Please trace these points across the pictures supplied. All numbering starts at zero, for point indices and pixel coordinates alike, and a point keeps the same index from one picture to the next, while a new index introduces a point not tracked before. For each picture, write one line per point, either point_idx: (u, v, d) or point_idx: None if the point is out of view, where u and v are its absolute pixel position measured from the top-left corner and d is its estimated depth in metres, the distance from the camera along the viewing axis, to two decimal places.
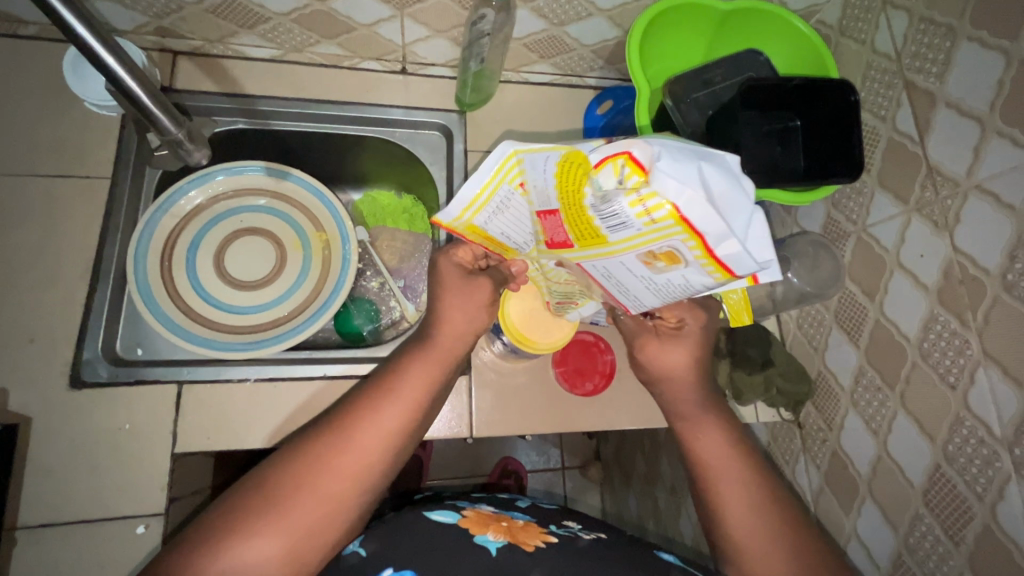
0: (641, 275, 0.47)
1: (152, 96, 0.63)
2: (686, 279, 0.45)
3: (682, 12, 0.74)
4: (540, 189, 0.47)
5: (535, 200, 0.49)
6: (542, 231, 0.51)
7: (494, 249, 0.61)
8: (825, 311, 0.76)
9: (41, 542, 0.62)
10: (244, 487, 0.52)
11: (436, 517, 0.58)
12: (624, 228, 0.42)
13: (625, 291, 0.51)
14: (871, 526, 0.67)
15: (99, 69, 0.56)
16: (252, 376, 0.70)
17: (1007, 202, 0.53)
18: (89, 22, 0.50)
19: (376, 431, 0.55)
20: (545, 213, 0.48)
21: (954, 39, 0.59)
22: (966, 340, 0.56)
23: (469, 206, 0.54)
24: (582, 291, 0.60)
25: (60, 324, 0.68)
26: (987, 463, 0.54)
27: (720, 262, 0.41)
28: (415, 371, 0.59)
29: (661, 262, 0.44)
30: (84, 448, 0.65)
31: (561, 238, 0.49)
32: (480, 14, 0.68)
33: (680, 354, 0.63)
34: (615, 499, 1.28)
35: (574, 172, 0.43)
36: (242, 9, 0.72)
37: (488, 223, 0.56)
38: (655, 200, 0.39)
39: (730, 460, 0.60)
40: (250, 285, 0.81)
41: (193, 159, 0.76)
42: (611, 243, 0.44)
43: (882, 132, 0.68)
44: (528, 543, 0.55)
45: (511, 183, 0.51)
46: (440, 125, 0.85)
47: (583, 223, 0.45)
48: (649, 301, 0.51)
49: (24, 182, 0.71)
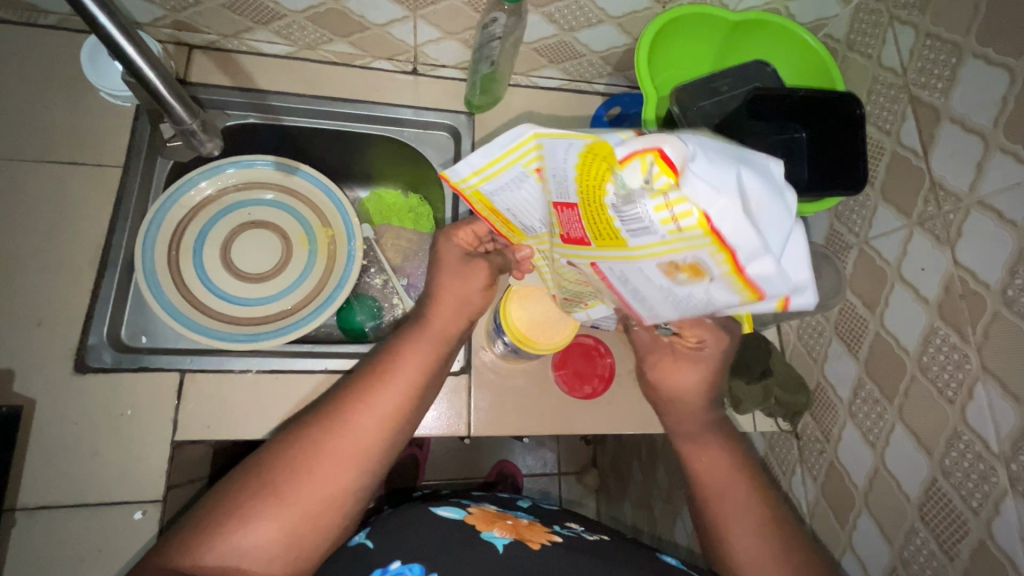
0: (660, 284, 0.46)
1: (169, 87, 0.64)
2: (710, 296, 0.44)
3: (692, 23, 0.75)
4: (559, 178, 0.46)
5: (552, 191, 0.48)
6: (557, 224, 0.51)
7: (499, 231, 0.63)
8: (825, 322, 0.76)
9: (41, 524, 0.62)
10: (244, 473, 0.52)
11: (442, 513, 0.59)
12: (644, 234, 0.42)
13: (641, 298, 0.50)
14: (866, 539, 0.67)
15: (119, 58, 0.57)
16: (254, 367, 0.71)
17: (1009, 217, 0.53)
18: (112, 12, 0.52)
19: (375, 419, 0.56)
20: (563, 206, 0.48)
21: (959, 55, 0.60)
22: (965, 354, 0.56)
23: (480, 174, 0.52)
24: (590, 292, 0.60)
25: (68, 309, 0.69)
26: (984, 478, 0.54)
27: (748, 279, 0.40)
28: (412, 359, 0.60)
29: (684, 274, 0.44)
30: (86, 432, 0.65)
31: (579, 234, 0.49)
32: (492, 18, 0.70)
33: (688, 376, 0.62)
34: (611, 507, 1.28)
35: (592, 167, 0.42)
36: (258, 5, 0.73)
37: (496, 195, 0.55)
38: (687, 208, 0.39)
39: (733, 470, 0.61)
40: (255, 277, 0.82)
41: (205, 149, 0.76)
42: (633, 247, 0.44)
43: (886, 146, 0.69)
44: (533, 542, 0.56)
45: (526, 167, 0.49)
46: (448, 125, 0.86)
47: (602, 224, 0.45)
48: (663, 312, 0.50)
49: (36, 168, 0.72)
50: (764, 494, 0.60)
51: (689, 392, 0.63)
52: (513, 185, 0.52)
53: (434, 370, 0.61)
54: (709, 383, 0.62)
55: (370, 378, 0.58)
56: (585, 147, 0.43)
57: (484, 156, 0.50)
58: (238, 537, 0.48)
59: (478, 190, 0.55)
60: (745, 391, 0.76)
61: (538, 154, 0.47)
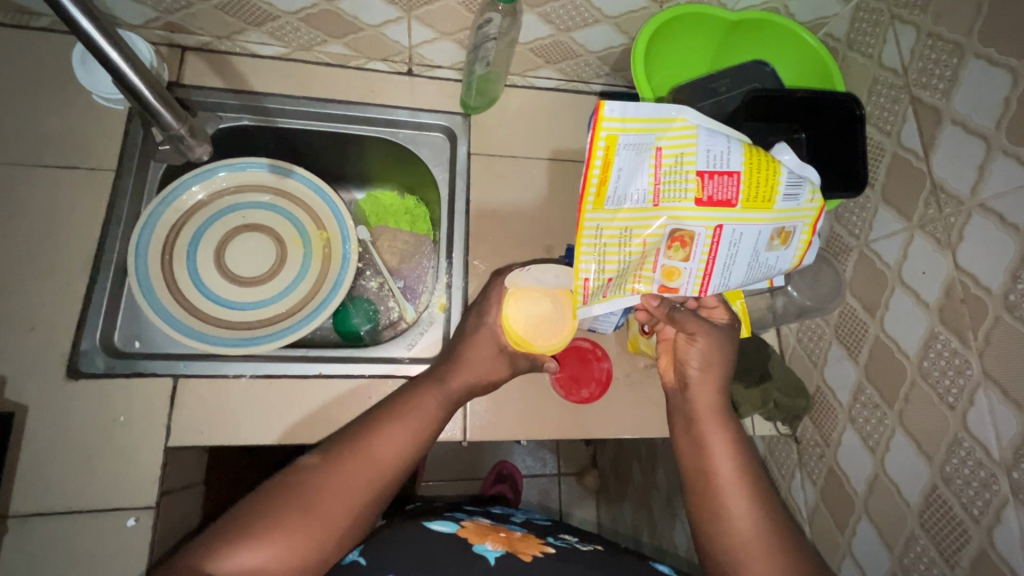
0: (759, 248, 0.60)
1: (153, 90, 0.63)
2: (780, 262, 0.61)
3: (689, 23, 0.74)
4: (720, 154, 0.58)
5: (701, 161, 0.58)
6: (694, 190, 0.58)
7: (578, 195, 0.56)
8: (825, 325, 0.75)
9: (34, 530, 0.62)
10: (256, 496, 0.54)
11: (435, 528, 0.60)
12: (792, 200, 0.59)
13: (728, 265, 0.60)
14: (865, 545, 0.66)
15: (102, 62, 0.56)
16: (247, 372, 0.71)
17: (1011, 221, 0.52)
18: (94, 16, 0.51)
19: (393, 447, 0.58)
20: (717, 175, 0.58)
21: (961, 55, 0.59)
22: (966, 360, 0.56)
23: (634, 118, 0.55)
24: (632, 276, 0.61)
25: (61, 314, 0.68)
26: (985, 485, 0.53)
27: (809, 245, 0.61)
28: (425, 399, 0.62)
29: (780, 239, 0.60)
30: (79, 438, 0.65)
31: (723, 198, 0.58)
32: (487, 18, 0.69)
33: (719, 347, 0.64)
34: (611, 508, 1.27)
35: (758, 153, 0.59)
36: (250, 7, 0.72)
37: (625, 150, 0.56)
38: (815, 193, 0.60)
39: (733, 476, 0.60)
40: (249, 281, 0.81)
41: (194, 154, 0.77)
42: (771, 209, 0.59)
43: (887, 147, 0.68)
44: (525, 551, 0.57)
45: (660, 138, 0.57)
46: (444, 126, 0.85)
47: (763, 190, 0.58)
48: (733, 282, 0.61)
49: (29, 172, 0.72)
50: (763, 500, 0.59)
51: (720, 364, 0.64)
52: (638, 152, 0.57)
53: (450, 409, 0.64)
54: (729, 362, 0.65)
55: (386, 414, 0.60)
56: (742, 144, 0.59)
57: (648, 108, 0.55)
58: (239, 559, 0.48)
59: (615, 139, 0.55)
60: (744, 395, 0.75)
61: (692, 135, 0.57)
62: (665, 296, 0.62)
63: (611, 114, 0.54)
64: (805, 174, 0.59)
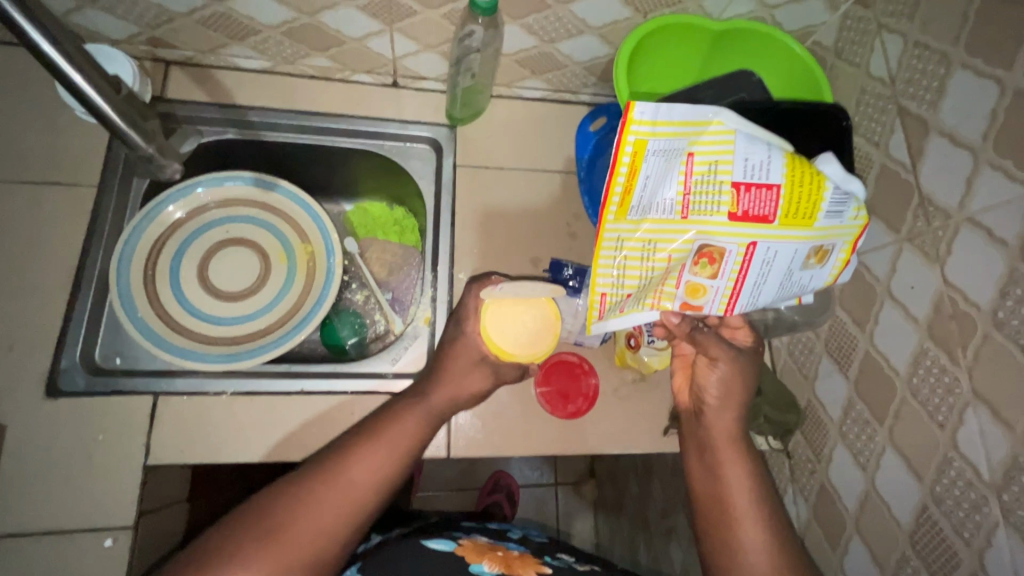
0: (794, 265, 0.58)
1: (123, 114, 0.63)
2: (814, 280, 0.59)
3: (674, 33, 0.73)
4: (762, 165, 0.55)
5: (737, 172, 0.55)
6: (729, 203, 0.55)
7: (602, 202, 0.56)
8: (815, 338, 0.74)
9: (11, 551, 0.61)
10: (249, 509, 0.53)
11: (432, 545, 0.60)
12: (836, 218, 0.57)
13: (761, 283, 0.58)
14: (857, 564, 0.65)
15: (66, 86, 0.57)
16: (228, 390, 0.70)
17: (1000, 236, 0.51)
18: (54, 38, 0.51)
19: (374, 463, 0.57)
20: (759, 187, 0.55)
21: (948, 66, 0.57)
22: (955, 377, 0.54)
23: (666, 121, 0.54)
24: (652, 289, 0.59)
25: (40, 332, 0.68)
26: (975, 507, 0.52)
27: (848, 263, 0.59)
28: (408, 415, 0.61)
29: (815, 259, 0.58)
30: (57, 457, 0.65)
31: (761, 213, 0.55)
32: (468, 31, 0.69)
33: (739, 374, 0.63)
34: (607, 519, 1.25)
35: (802, 167, 0.56)
36: (231, 21, 0.72)
37: (654, 156, 0.55)
38: (860, 210, 0.58)
39: (741, 505, 0.59)
40: (236, 296, 0.81)
41: (167, 172, 0.75)
42: (812, 227, 0.56)
43: (875, 158, 0.67)
44: (521, 573, 0.57)
45: (693, 144, 0.55)
46: (429, 138, 0.85)
47: (803, 206, 0.56)
48: (763, 303, 0.59)
49: (12, 190, 0.72)
50: (769, 520, 0.59)
51: (739, 391, 0.64)
52: (668, 158, 0.55)
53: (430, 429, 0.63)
54: (742, 383, 0.64)
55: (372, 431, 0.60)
56: (785, 153, 0.56)
57: (680, 111, 0.54)
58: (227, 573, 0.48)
59: (644, 143, 0.54)
60: None
61: (729, 140, 0.55)
62: (687, 315, 0.61)
63: (640, 117, 0.53)
64: (851, 190, 0.57)
